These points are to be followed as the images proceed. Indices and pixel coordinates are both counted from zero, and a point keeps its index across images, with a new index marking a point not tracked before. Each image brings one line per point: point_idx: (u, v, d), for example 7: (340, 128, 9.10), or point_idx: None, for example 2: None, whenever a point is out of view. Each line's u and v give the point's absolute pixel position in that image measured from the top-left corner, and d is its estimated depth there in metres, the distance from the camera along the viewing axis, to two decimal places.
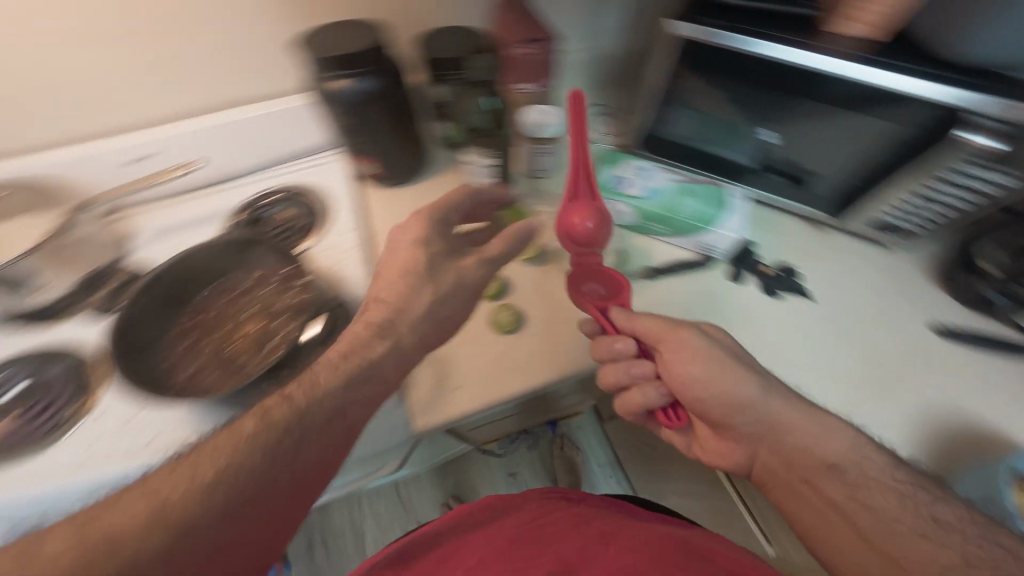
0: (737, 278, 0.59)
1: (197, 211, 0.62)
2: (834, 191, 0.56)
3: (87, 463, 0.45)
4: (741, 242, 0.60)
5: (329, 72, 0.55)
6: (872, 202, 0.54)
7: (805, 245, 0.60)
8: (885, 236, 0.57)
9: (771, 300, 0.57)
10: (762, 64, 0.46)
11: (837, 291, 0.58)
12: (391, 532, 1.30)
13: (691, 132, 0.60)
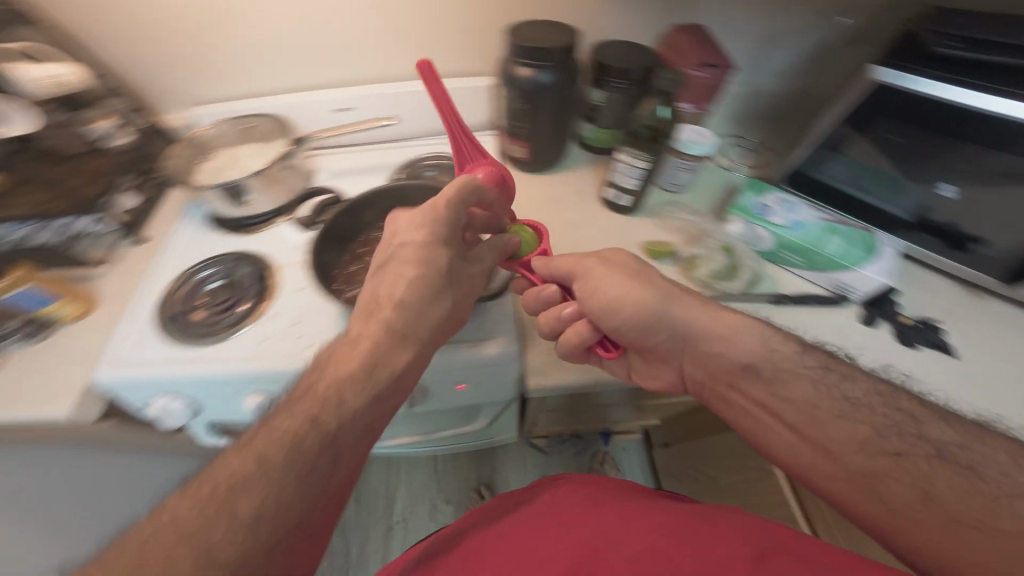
0: (870, 322, 0.57)
1: (371, 159, 0.72)
2: (1010, 258, 0.54)
3: (257, 354, 0.54)
4: (885, 287, 0.57)
5: (520, 58, 0.58)
6: None
7: (958, 307, 0.59)
8: None
9: (908, 349, 0.55)
10: (966, 116, 0.46)
11: (997, 359, 0.55)
12: (421, 503, 1.32)
13: (848, 177, 0.60)
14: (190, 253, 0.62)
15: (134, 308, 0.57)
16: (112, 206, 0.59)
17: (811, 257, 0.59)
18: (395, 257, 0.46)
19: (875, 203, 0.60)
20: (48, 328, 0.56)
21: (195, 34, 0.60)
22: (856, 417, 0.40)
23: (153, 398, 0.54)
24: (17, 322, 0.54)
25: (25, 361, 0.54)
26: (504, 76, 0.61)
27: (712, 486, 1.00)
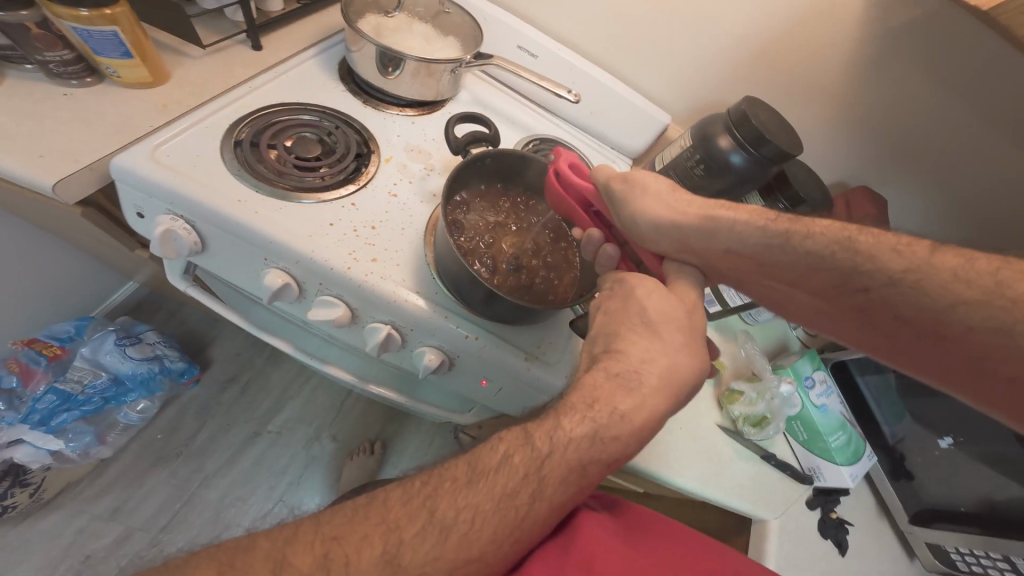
0: (811, 505, 0.68)
1: (521, 114, 0.66)
2: (932, 504, 0.66)
3: (321, 233, 0.47)
4: (841, 487, 0.68)
5: (732, 131, 0.56)
6: (952, 533, 0.65)
7: (862, 513, 0.71)
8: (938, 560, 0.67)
9: (820, 537, 0.66)
10: None
11: (869, 561, 0.67)
12: (298, 431, 1.05)
13: (875, 389, 0.72)
14: (303, 84, 0.56)
15: (210, 108, 0.50)
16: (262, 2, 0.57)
17: (815, 438, 0.68)
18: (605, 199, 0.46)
19: (877, 414, 0.72)
20: (90, 76, 0.49)
21: None
22: (820, 265, 0.37)
23: (163, 215, 0.46)
24: (66, 56, 0.46)
25: (33, 95, 0.46)
26: (703, 134, 0.58)
27: None
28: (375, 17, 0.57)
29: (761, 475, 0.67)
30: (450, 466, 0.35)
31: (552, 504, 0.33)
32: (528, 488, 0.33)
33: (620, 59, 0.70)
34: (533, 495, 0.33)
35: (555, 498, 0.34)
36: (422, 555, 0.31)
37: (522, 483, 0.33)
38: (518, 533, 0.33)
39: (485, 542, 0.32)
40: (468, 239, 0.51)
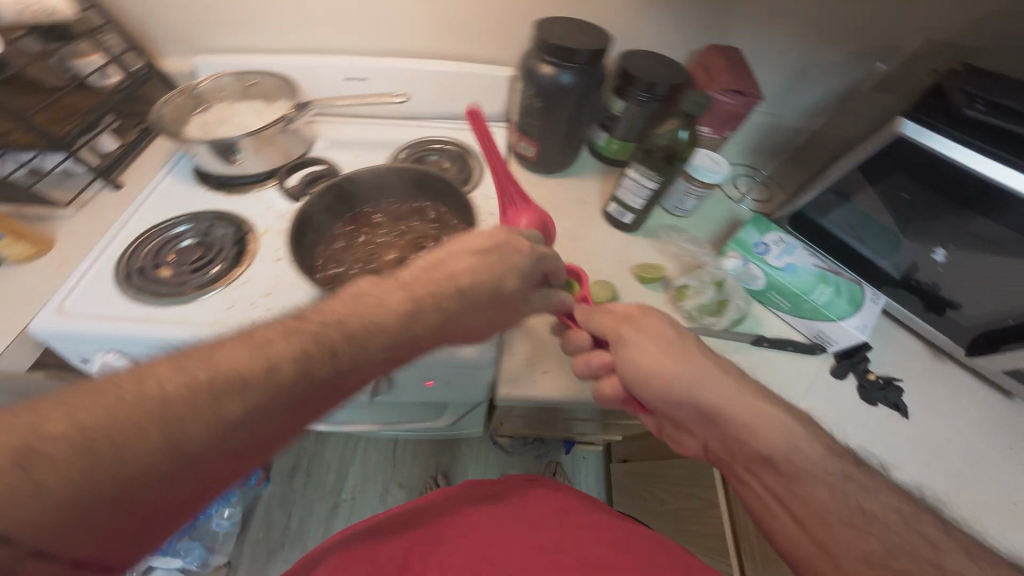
0: (839, 374, 0.64)
1: (383, 136, 0.69)
2: (976, 329, 0.61)
3: (224, 321, 0.53)
4: (860, 343, 0.63)
5: (546, 56, 0.57)
6: (1015, 353, 0.58)
7: (913, 365, 0.66)
8: (1009, 382, 0.61)
9: (866, 406, 0.62)
10: (962, 181, 0.50)
11: (927, 418, 0.62)
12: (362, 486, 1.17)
13: (847, 223, 0.65)
14: (170, 204, 0.61)
15: (94, 254, 0.56)
16: (93, 147, 0.60)
17: (798, 303, 0.62)
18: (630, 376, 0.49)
19: (872, 253, 0.65)
20: None
21: None
22: (869, 529, 0.37)
23: (97, 352, 0.53)
24: None
25: None
26: (526, 73, 0.60)
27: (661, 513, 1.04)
28: (200, 119, 0.61)
29: (752, 362, 0.63)
30: (300, 319, 0.37)
31: (375, 356, 0.38)
32: (376, 344, 0.38)
33: (434, 39, 0.68)
34: (364, 359, 0.38)
35: (378, 361, 0.39)
36: (244, 402, 0.32)
37: (370, 358, 0.38)
38: (329, 388, 0.36)
39: (289, 408, 0.34)
40: (346, 265, 0.54)
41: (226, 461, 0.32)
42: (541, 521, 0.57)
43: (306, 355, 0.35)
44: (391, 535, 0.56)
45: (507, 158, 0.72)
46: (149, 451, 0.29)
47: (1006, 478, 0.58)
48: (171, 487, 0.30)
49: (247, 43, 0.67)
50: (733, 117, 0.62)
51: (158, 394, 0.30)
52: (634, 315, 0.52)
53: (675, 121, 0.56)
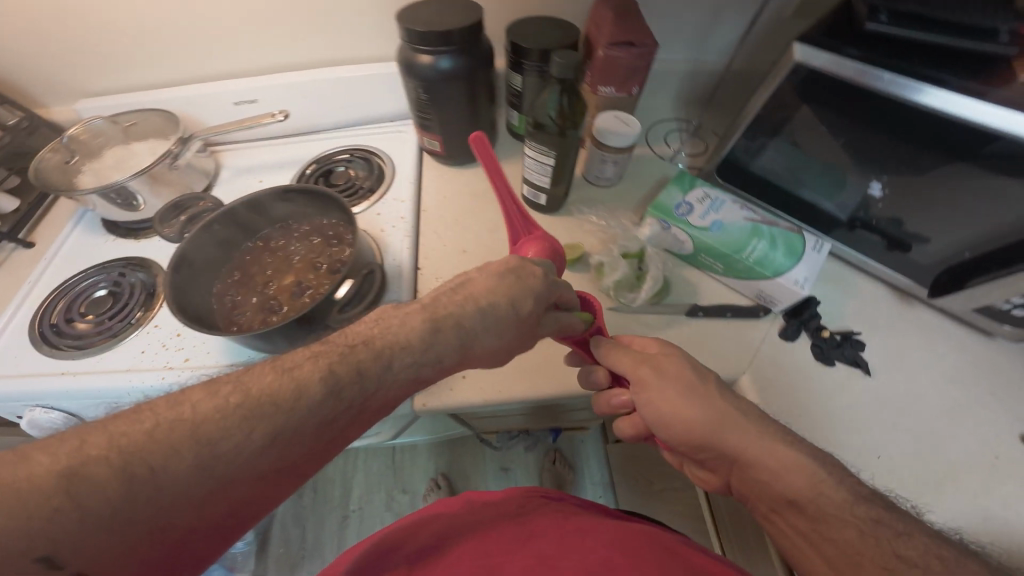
0: (790, 335, 0.59)
1: (287, 155, 0.68)
2: (938, 264, 0.55)
3: (136, 365, 0.53)
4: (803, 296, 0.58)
5: (418, 46, 0.52)
6: (985, 288, 0.52)
7: (876, 315, 0.60)
8: (983, 317, 0.56)
9: (822, 366, 0.57)
10: (886, 104, 0.46)
11: (896, 370, 0.57)
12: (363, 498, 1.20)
13: (781, 169, 0.60)
14: (83, 257, 0.62)
15: (9, 316, 0.57)
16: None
17: (728, 262, 0.58)
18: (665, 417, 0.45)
19: (815, 198, 0.59)
20: None
21: (105, 22, 0.59)
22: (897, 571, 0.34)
23: (24, 409, 0.55)
24: None
25: None
26: (403, 66, 0.55)
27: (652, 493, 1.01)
28: (98, 169, 0.61)
29: (688, 335, 0.58)
30: (329, 342, 0.37)
31: (397, 379, 0.38)
32: (399, 366, 0.37)
33: (316, 46, 0.65)
34: (386, 382, 0.37)
35: (401, 382, 0.38)
36: (272, 426, 0.32)
37: (392, 380, 0.38)
38: (351, 412, 0.36)
39: (314, 433, 0.34)
40: (239, 293, 0.53)
41: (253, 485, 0.32)
42: (544, 527, 0.56)
43: (336, 380, 0.35)
44: (390, 556, 0.57)
45: (417, 155, 0.69)
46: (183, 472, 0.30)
47: (994, 426, 0.53)
48: (202, 509, 0.31)
49: (134, 82, 0.67)
50: (630, 71, 0.60)
51: (190, 418, 0.31)
52: (653, 356, 0.48)
53: (551, 90, 0.53)
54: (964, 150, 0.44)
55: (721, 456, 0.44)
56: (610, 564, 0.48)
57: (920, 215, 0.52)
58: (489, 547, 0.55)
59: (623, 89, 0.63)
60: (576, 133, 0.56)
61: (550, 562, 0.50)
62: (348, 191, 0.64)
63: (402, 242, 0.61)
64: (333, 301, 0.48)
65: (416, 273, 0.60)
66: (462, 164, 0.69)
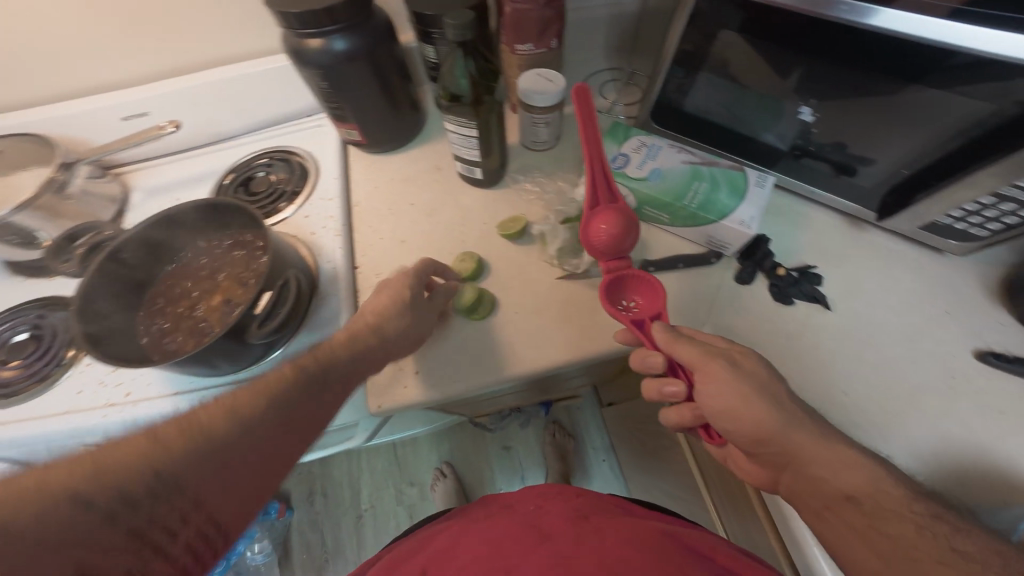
0: (746, 278, 0.57)
1: (196, 170, 0.66)
2: (881, 183, 0.53)
3: (73, 406, 0.51)
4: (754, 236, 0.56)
5: (300, 29, 0.48)
6: (929, 202, 0.50)
7: (828, 244, 0.59)
8: (931, 237, 0.55)
9: (780, 303, 0.56)
10: (789, 22, 0.44)
11: (854, 299, 0.56)
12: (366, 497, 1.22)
13: (714, 105, 0.58)
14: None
15: None
16: None
17: (671, 210, 0.56)
18: (729, 399, 0.42)
19: (753, 131, 0.58)
20: None
21: None
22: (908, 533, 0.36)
23: None
24: None
25: None
26: (293, 55, 0.51)
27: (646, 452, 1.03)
28: None
29: None
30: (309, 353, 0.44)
31: (354, 370, 0.45)
32: (354, 358, 0.45)
33: (208, 38, 0.62)
34: (347, 373, 0.45)
35: (361, 376, 0.46)
36: (258, 412, 0.38)
37: (353, 373, 0.45)
38: (323, 403, 0.42)
39: (306, 418, 0.40)
40: (166, 320, 0.51)
41: (249, 473, 0.36)
42: (561, 528, 0.54)
43: (313, 374, 0.42)
44: (408, 563, 0.57)
45: (342, 147, 0.66)
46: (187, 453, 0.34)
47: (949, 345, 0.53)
48: (211, 481, 0.34)
49: (16, 101, 0.62)
50: (543, 23, 0.57)
51: (201, 411, 0.36)
52: (727, 350, 0.45)
53: (456, 55, 0.48)
54: (885, 67, 0.42)
55: (780, 454, 0.41)
56: (631, 565, 0.46)
57: (861, 137, 0.51)
58: (503, 543, 0.54)
59: (539, 44, 0.60)
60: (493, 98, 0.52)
61: (579, 554, 0.49)
62: (275, 197, 0.62)
63: (334, 242, 0.59)
64: (247, 319, 0.45)
65: (353, 274, 0.58)
66: (390, 150, 0.66)
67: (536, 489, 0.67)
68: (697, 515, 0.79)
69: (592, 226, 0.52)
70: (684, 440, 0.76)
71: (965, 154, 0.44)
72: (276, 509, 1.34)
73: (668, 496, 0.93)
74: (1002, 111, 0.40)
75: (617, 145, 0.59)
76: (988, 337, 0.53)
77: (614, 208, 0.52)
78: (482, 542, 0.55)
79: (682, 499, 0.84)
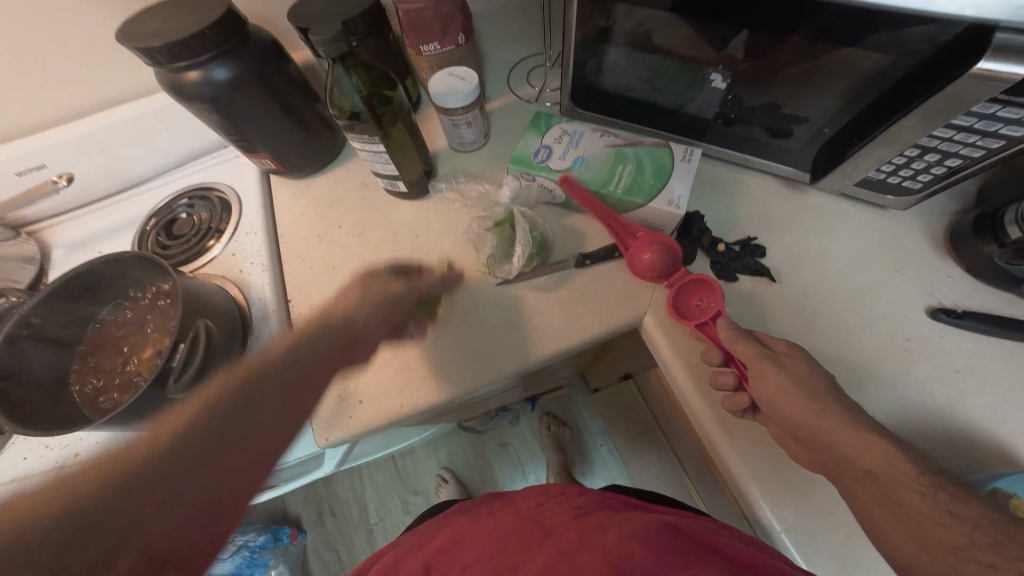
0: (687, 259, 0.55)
1: (112, 220, 0.64)
2: (811, 142, 0.52)
3: (18, 477, 0.50)
4: (688, 213, 0.56)
5: (170, 63, 0.46)
6: (857, 159, 0.49)
7: (768, 211, 0.58)
8: (868, 192, 0.53)
9: (724, 279, 0.54)
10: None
11: (797, 264, 0.55)
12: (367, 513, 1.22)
13: (631, 84, 0.56)
14: None
15: None
16: None
17: (602, 199, 0.54)
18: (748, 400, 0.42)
19: (675, 105, 0.56)
20: None
21: None
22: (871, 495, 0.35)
23: None
24: None
25: None
26: (174, 92, 0.48)
27: (633, 435, 1.02)
28: None
29: (579, 290, 0.54)
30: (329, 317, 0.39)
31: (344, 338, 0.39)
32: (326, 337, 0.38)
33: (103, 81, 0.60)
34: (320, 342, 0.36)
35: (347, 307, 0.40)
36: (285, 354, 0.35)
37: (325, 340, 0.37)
38: (328, 344, 0.38)
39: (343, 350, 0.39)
40: (100, 378, 0.51)
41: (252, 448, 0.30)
42: (564, 524, 0.44)
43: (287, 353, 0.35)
44: (408, 561, 0.48)
45: (265, 176, 0.65)
46: (242, 390, 0.31)
47: (897, 300, 0.52)
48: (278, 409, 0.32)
49: None
50: (443, 20, 0.55)
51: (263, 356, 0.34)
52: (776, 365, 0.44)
53: (339, 70, 0.45)
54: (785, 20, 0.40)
55: None
56: (632, 560, 0.36)
57: (782, 96, 0.49)
58: (512, 532, 0.45)
59: (444, 42, 0.57)
60: (394, 108, 0.50)
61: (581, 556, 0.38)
62: (198, 237, 0.60)
63: (262, 277, 0.57)
64: (163, 372, 0.44)
65: (285, 308, 0.56)
66: (315, 174, 0.65)
67: (541, 488, 0.56)
68: (685, 497, 0.78)
69: (637, 263, 0.52)
70: (659, 426, 0.75)
71: (881, 106, 0.43)
72: (288, 535, 1.35)
73: (659, 478, 0.93)
74: (905, 58, 0.39)
75: (535, 139, 0.58)
76: (939, 287, 0.52)
77: (646, 239, 0.51)
78: (491, 525, 0.48)
79: (670, 482, 0.83)
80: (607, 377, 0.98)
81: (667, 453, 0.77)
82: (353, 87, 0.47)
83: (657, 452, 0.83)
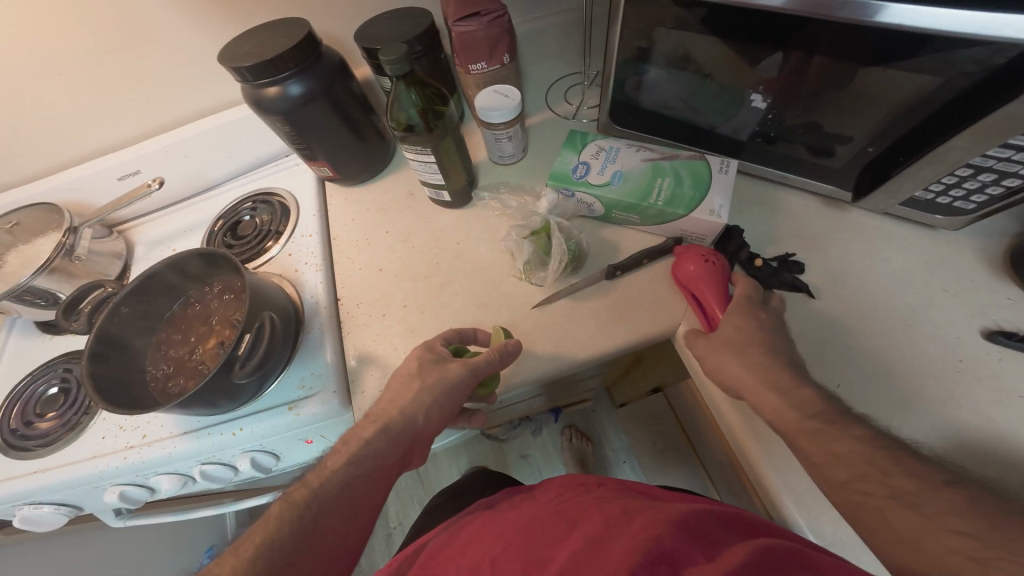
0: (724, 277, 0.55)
1: (186, 220, 0.71)
2: (854, 161, 0.52)
3: (97, 450, 0.55)
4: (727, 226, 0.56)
5: (254, 81, 0.51)
6: (904, 178, 0.49)
7: (808, 228, 0.58)
8: (915, 211, 0.53)
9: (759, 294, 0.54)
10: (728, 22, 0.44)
11: (838, 282, 0.54)
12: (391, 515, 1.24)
13: (671, 102, 0.58)
14: (23, 362, 0.63)
15: None
16: None
17: (639, 210, 0.56)
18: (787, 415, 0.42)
19: (714, 122, 0.57)
20: None
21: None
22: None
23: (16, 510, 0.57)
24: None
25: None
26: (255, 106, 0.54)
27: (659, 452, 1.01)
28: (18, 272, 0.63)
29: (613, 300, 0.56)
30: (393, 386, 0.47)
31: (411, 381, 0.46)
32: (373, 451, 0.44)
33: (187, 97, 0.68)
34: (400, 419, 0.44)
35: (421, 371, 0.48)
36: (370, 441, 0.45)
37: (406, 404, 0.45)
38: (395, 412, 0.46)
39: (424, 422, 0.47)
40: (170, 365, 0.55)
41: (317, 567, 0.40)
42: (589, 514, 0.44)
43: (340, 476, 0.43)
44: (442, 558, 0.49)
45: (321, 184, 0.70)
46: (335, 474, 0.43)
47: (947, 322, 0.50)
48: (360, 494, 0.43)
49: (29, 172, 0.69)
50: (492, 41, 0.58)
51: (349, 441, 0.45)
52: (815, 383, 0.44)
53: (401, 88, 0.50)
54: (831, 43, 0.42)
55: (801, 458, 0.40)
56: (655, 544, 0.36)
57: (823, 116, 0.49)
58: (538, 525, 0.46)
59: (491, 61, 0.61)
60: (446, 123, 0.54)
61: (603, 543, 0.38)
62: (260, 238, 0.66)
63: (315, 276, 0.61)
64: (230, 360, 0.48)
65: (335, 305, 0.60)
66: (366, 182, 0.69)
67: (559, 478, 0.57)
68: None
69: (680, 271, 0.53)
70: (688, 441, 0.74)
71: (931, 127, 0.43)
72: None
73: None
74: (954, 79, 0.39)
75: (573, 153, 0.60)
76: (994, 310, 0.50)
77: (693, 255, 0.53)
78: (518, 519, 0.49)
79: None
80: (634, 391, 0.98)
81: (695, 470, 0.76)
82: (411, 103, 0.51)
83: (684, 470, 0.82)
